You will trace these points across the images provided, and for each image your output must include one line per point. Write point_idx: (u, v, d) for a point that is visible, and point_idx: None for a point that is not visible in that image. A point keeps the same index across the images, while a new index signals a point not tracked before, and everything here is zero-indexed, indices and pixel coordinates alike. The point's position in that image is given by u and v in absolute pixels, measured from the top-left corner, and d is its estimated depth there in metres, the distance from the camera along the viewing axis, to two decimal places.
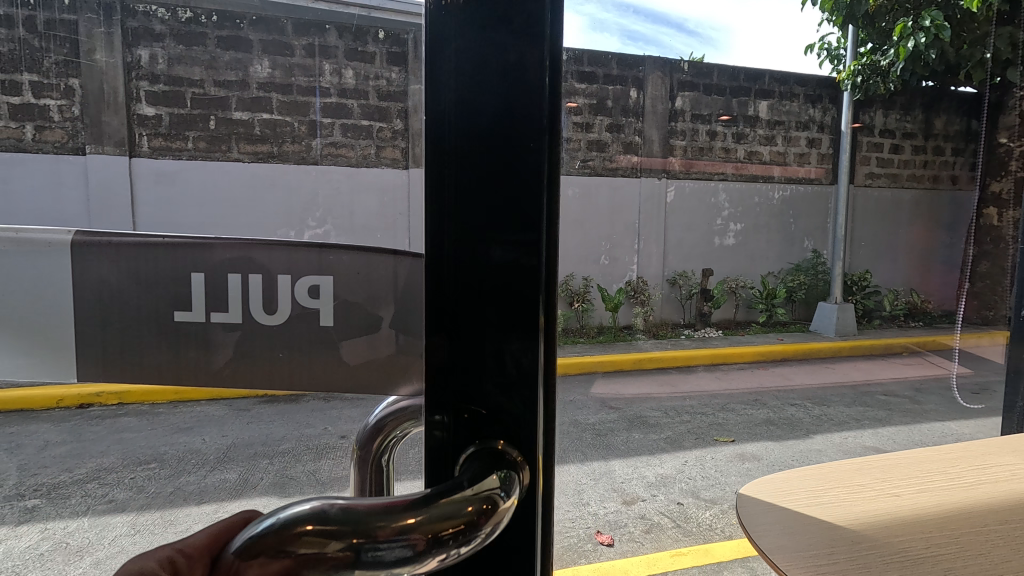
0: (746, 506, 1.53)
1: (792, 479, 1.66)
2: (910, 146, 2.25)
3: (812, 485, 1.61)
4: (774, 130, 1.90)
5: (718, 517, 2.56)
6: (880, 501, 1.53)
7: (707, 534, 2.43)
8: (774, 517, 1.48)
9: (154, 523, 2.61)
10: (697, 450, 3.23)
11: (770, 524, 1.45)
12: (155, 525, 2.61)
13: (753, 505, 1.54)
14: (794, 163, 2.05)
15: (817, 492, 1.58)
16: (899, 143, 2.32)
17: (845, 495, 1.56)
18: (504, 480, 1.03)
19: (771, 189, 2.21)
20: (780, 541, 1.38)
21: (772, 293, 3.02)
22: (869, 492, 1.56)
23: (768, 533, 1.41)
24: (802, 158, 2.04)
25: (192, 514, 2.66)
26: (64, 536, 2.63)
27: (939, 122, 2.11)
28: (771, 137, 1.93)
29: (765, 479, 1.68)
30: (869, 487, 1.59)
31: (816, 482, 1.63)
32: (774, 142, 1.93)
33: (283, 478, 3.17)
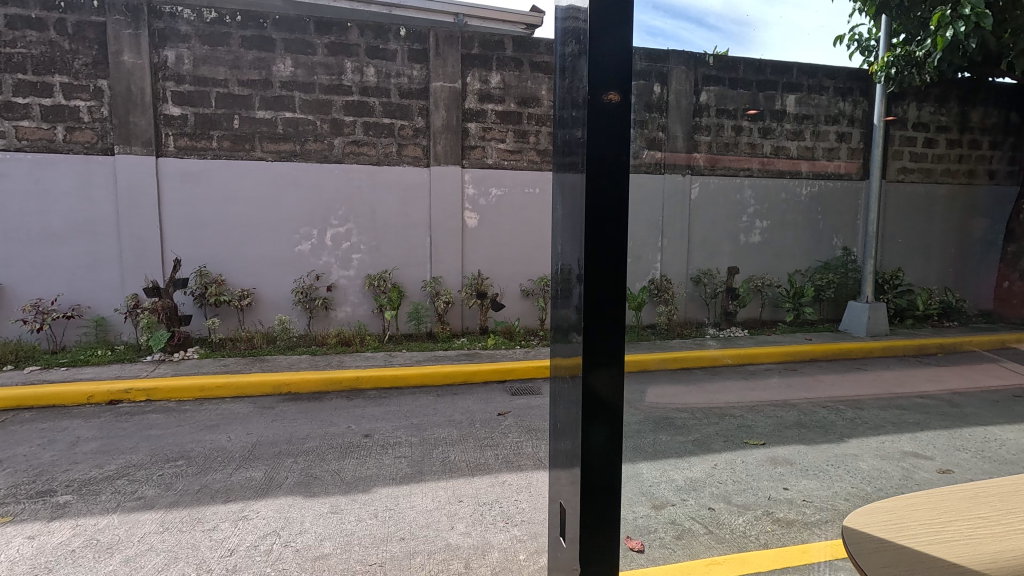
0: (850, 536, 1.24)
1: (901, 508, 1.34)
2: (944, 141, 2.17)
3: (928, 517, 1.29)
4: (800, 125, 1.79)
5: (753, 523, 2.50)
6: (1012, 538, 1.21)
7: (741, 542, 2.37)
8: (878, 537, 1.22)
9: (183, 521, 2.67)
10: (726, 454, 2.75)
11: (870, 538, 1.22)
12: (183, 524, 2.67)
13: (859, 537, 1.24)
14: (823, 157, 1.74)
15: (939, 525, 1.25)
16: (935, 138, 2.23)
17: (968, 530, 1.24)
18: (607, 457, 0.97)
19: (799, 182, 1.67)
20: (880, 551, 1.17)
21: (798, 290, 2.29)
22: (997, 529, 1.24)
23: (864, 541, 1.21)
24: (830, 152, 1.78)
25: (219, 512, 2.78)
26: (93, 534, 2.56)
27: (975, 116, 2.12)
28: (799, 132, 1.78)
29: (873, 505, 1.37)
30: (997, 522, 1.26)
31: (931, 513, 1.30)
32: (802, 136, 1.75)
33: (307, 477, 3.17)
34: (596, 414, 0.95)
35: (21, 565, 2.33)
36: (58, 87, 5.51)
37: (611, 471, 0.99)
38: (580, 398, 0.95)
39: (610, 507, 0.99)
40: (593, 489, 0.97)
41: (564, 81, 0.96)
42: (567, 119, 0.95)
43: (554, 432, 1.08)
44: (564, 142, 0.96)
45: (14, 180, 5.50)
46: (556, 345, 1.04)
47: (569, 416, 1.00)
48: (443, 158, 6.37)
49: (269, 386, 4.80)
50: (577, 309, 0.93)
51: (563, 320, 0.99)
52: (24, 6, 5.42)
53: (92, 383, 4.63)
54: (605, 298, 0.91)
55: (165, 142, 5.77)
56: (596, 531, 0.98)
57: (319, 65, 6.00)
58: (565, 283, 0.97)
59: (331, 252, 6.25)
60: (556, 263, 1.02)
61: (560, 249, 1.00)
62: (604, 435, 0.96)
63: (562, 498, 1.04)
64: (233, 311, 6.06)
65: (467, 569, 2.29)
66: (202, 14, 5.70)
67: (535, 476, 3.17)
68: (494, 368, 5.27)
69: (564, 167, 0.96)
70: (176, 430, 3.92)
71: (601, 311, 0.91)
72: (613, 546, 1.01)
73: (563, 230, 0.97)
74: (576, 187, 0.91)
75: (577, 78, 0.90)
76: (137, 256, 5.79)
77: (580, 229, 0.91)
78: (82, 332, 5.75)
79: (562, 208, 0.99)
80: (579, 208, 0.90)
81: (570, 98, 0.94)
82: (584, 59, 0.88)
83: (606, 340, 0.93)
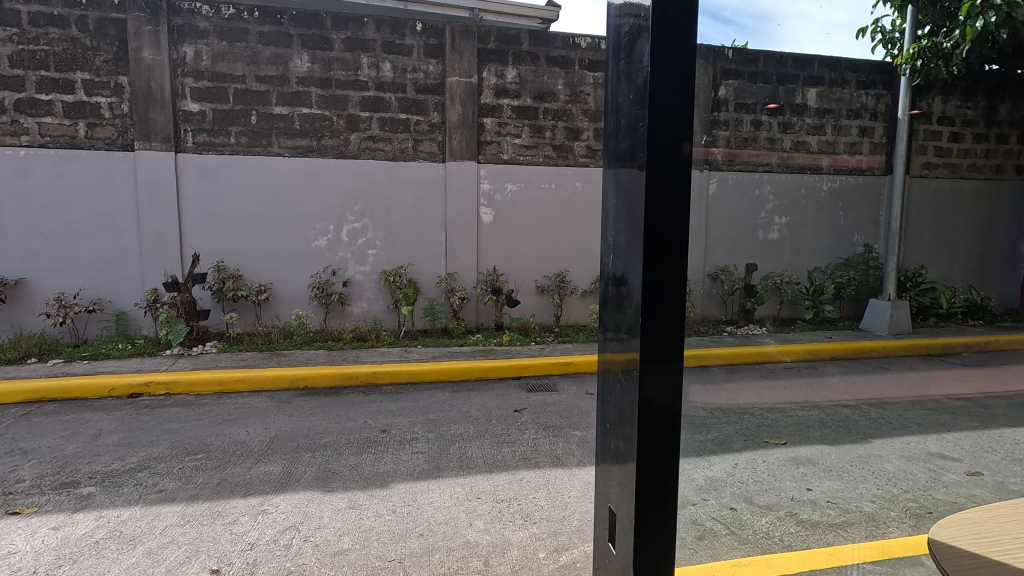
0: (939, 550, 1.19)
1: (990, 522, 1.29)
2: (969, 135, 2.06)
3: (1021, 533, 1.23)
4: (822, 119, 1.55)
5: (776, 524, 2.38)
6: None
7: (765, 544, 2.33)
8: (971, 551, 1.17)
9: (203, 515, 2.69)
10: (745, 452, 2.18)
11: (963, 552, 1.17)
12: (204, 517, 2.69)
13: (948, 550, 1.19)
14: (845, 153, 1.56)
15: None
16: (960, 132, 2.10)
17: None
18: (661, 461, 0.93)
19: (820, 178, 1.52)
20: (978, 567, 1.12)
21: (817, 289, 2.07)
22: None
23: (958, 557, 1.16)
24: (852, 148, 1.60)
25: (239, 506, 2.79)
26: (116, 526, 2.58)
27: (1004, 108, 2.02)
28: (819, 127, 1.55)
29: (959, 518, 1.33)
30: None
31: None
32: (822, 131, 1.54)
33: (325, 472, 3.17)
34: (651, 414, 0.91)
35: (46, 556, 2.35)
36: (80, 83, 5.57)
37: (664, 475, 0.94)
38: (635, 396, 0.91)
39: (665, 512, 0.95)
40: (647, 493, 0.93)
41: (621, 63, 0.92)
42: (624, 103, 0.91)
43: (603, 433, 1.05)
44: (619, 127, 0.93)
45: (37, 175, 5.58)
46: (607, 341, 1.01)
47: (622, 416, 0.96)
48: (459, 153, 6.34)
49: (286, 380, 4.82)
50: (634, 302, 0.90)
51: (616, 314, 0.96)
52: (47, 3, 5.48)
53: (113, 376, 4.69)
54: (664, 291, 0.87)
55: (183, 137, 5.81)
56: (649, 537, 0.94)
57: (335, 61, 6.00)
58: (620, 274, 0.94)
59: (347, 247, 6.26)
60: (608, 255, 0.99)
61: (613, 240, 0.96)
62: (659, 437, 0.92)
63: (611, 502, 1.02)
64: (250, 305, 6.10)
65: (487, 567, 2.27)
66: (220, 10, 5.73)
67: (554, 473, 3.14)
68: (509, 364, 5.25)
69: (620, 153, 0.93)
70: (196, 424, 3.95)
71: (660, 305, 0.88)
72: (668, 552, 0.97)
73: (618, 220, 0.94)
74: (635, 180, 0.88)
75: (637, 58, 0.87)
76: (156, 251, 5.84)
77: (639, 218, 0.87)
78: (103, 326, 5.83)
79: (615, 198, 0.95)
80: (639, 196, 0.87)
81: (627, 81, 0.90)
82: (646, 38, 0.84)
83: (665, 336, 0.89)
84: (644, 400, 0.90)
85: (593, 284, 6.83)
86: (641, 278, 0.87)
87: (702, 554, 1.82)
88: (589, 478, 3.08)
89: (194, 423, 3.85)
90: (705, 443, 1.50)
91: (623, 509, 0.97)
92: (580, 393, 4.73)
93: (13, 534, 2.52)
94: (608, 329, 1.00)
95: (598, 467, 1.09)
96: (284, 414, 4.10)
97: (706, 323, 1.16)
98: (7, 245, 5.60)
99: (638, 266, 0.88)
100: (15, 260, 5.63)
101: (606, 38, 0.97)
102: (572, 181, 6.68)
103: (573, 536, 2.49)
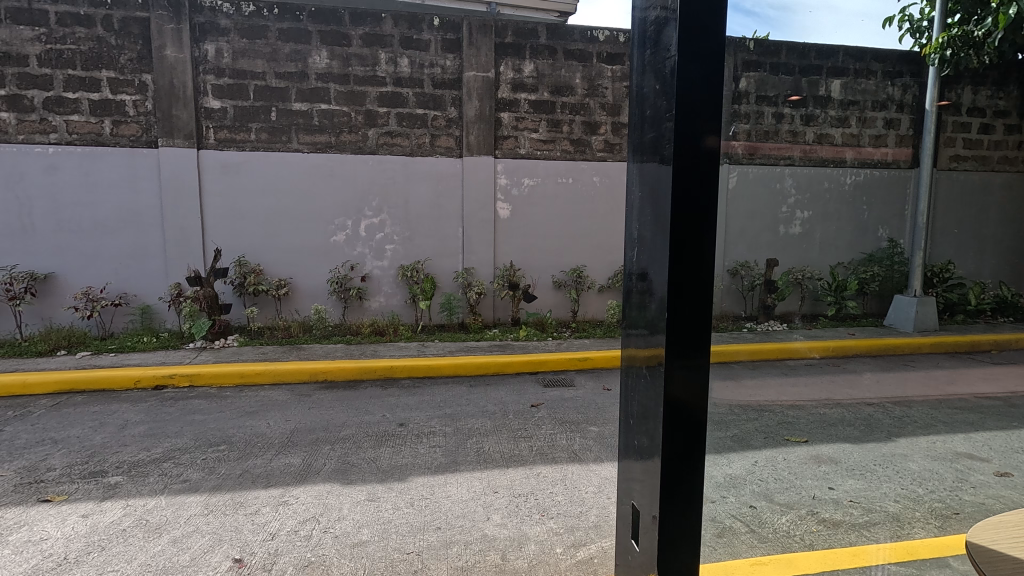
0: (979, 553, 1.16)
1: None
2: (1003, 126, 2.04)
3: None
4: (847, 111, 1.51)
5: (796, 523, 2.24)
6: None
7: (786, 542, 2.20)
8: (1012, 556, 1.14)
9: (226, 505, 2.74)
10: (765, 450, 2.10)
11: (1004, 556, 1.14)
12: (226, 507, 2.74)
13: (988, 554, 1.16)
14: (870, 146, 1.52)
15: None
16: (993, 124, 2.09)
17: None
18: (685, 456, 0.92)
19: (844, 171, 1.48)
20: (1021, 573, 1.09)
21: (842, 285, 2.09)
22: None
23: (999, 561, 1.12)
24: (877, 141, 1.56)
25: (261, 497, 2.84)
26: (143, 515, 2.64)
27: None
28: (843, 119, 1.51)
29: (999, 523, 1.29)
30: None
31: None
32: (847, 123, 1.49)
33: (344, 465, 3.21)
34: (676, 411, 0.90)
35: (76, 542, 2.42)
36: (105, 81, 5.68)
37: (689, 472, 0.93)
38: (659, 393, 0.90)
39: (689, 508, 0.94)
40: (672, 490, 0.92)
41: (646, 54, 0.91)
42: (649, 95, 0.90)
43: (626, 428, 1.05)
44: (644, 118, 0.91)
45: (66, 172, 5.72)
46: (630, 335, 1.00)
47: (646, 412, 0.95)
48: (476, 148, 6.34)
49: (305, 373, 4.88)
50: (658, 297, 0.89)
51: (640, 309, 0.95)
52: (74, 3, 5.59)
53: (139, 368, 4.80)
54: (689, 287, 0.86)
55: (205, 134, 5.90)
56: (674, 534, 0.93)
57: (353, 57, 6.03)
58: (645, 268, 0.92)
59: (365, 242, 6.30)
60: (632, 248, 0.97)
61: (637, 233, 0.95)
62: (684, 435, 0.91)
63: (634, 499, 1.01)
64: (270, 300, 6.19)
65: (504, 561, 2.27)
66: (240, 8, 5.80)
67: (571, 468, 3.13)
68: (526, 359, 5.25)
69: (644, 145, 0.92)
70: (218, 416, 4.03)
71: (686, 300, 0.87)
72: (693, 549, 0.96)
73: (643, 212, 0.93)
74: (661, 174, 0.86)
75: (663, 48, 0.85)
76: (179, 246, 5.95)
77: (664, 212, 0.86)
78: (129, 320, 5.96)
79: (640, 190, 0.94)
80: (665, 188, 0.86)
81: (653, 71, 0.89)
82: (673, 26, 0.82)
83: (691, 331, 0.88)
84: (669, 396, 0.89)
85: (610, 279, 6.78)
86: (668, 272, 0.85)
87: (721, 552, 1.79)
88: (607, 474, 3.06)
89: (216, 416, 3.92)
90: (724, 439, 1.48)
91: (648, 510, 0.96)
92: (597, 389, 4.71)
93: (44, 521, 2.60)
94: (632, 325, 0.99)
95: (620, 463, 1.08)
96: (303, 408, 4.15)
97: (726, 319, 1.13)
98: (37, 240, 5.75)
99: (663, 261, 0.86)
100: (45, 255, 5.77)
101: (631, 29, 0.96)
102: (589, 175, 6.64)
103: (590, 532, 2.48)
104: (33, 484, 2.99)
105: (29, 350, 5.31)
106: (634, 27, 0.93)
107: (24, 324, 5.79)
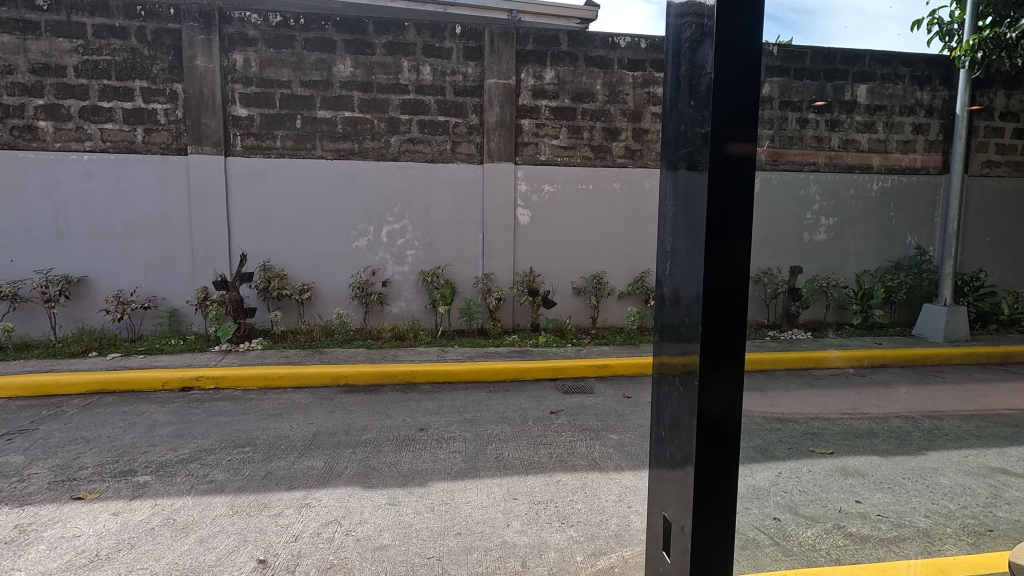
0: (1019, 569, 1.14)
1: None
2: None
3: None
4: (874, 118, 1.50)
5: (823, 537, 2.04)
6: None
7: (812, 556, 1.98)
8: None
9: (251, 506, 2.78)
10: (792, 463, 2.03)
11: None
12: (251, 508, 2.79)
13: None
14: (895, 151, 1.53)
15: None
16: None
17: None
18: (717, 466, 0.91)
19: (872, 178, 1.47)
20: None
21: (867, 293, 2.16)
22: None
23: None
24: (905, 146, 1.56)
25: (284, 499, 2.88)
26: (170, 514, 2.70)
27: None
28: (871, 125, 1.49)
29: None
30: None
31: None
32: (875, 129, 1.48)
33: (366, 468, 3.24)
34: (709, 424, 0.90)
35: (108, 539, 2.49)
36: (138, 91, 5.86)
37: (722, 481, 0.93)
38: (693, 406, 0.90)
39: (723, 521, 0.93)
40: (705, 503, 0.92)
41: (681, 69, 0.91)
42: (684, 110, 0.90)
43: (657, 438, 1.05)
44: (679, 134, 0.91)
45: (99, 179, 5.90)
46: (662, 344, 1.00)
47: (678, 424, 0.95)
48: (497, 154, 6.38)
49: (327, 377, 4.95)
50: (692, 309, 0.89)
51: (673, 320, 0.95)
52: (110, 16, 5.78)
53: (167, 370, 4.92)
54: (723, 297, 0.86)
55: (233, 142, 6.04)
56: (706, 547, 0.92)
57: (377, 65, 6.13)
58: (678, 282, 0.93)
59: (387, 247, 6.38)
60: (666, 261, 0.98)
61: (671, 247, 0.95)
62: (716, 447, 0.91)
63: (666, 511, 1.00)
64: (293, 305, 6.29)
65: (524, 567, 2.28)
66: (268, 18, 5.93)
67: (591, 476, 3.12)
68: (544, 365, 5.23)
69: (679, 159, 0.92)
70: (243, 417, 4.11)
71: (720, 309, 0.86)
72: (725, 560, 0.95)
73: (677, 225, 0.93)
74: (697, 188, 0.87)
75: (699, 65, 0.86)
76: (206, 250, 6.08)
77: (700, 222, 0.86)
78: (157, 322, 6.10)
79: (674, 203, 0.94)
80: (699, 202, 0.86)
81: (688, 87, 0.89)
82: (709, 43, 0.83)
83: (724, 343, 0.88)
84: (703, 410, 0.89)
85: (630, 286, 6.75)
86: (703, 281, 0.85)
87: (746, 566, 1.72)
88: (627, 483, 3.03)
89: (239, 421, 4.00)
90: (747, 451, 1.44)
91: (681, 526, 0.94)
92: (617, 396, 4.68)
93: (77, 518, 2.67)
94: (663, 335, 1.00)
95: (651, 471, 1.08)
96: (325, 411, 4.23)
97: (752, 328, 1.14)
98: (72, 245, 5.93)
99: (700, 269, 0.86)
100: (79, 259, 5.95)
101: (666, 40, 0.96)
102: (610, 181, 6.62)
103: (611, 541, 2.46)
104: (67, 481, 3.07)
105: (63, 351, 5.49)
106: (674, 37, 0.93)
107: (58, 325, 5.98)
